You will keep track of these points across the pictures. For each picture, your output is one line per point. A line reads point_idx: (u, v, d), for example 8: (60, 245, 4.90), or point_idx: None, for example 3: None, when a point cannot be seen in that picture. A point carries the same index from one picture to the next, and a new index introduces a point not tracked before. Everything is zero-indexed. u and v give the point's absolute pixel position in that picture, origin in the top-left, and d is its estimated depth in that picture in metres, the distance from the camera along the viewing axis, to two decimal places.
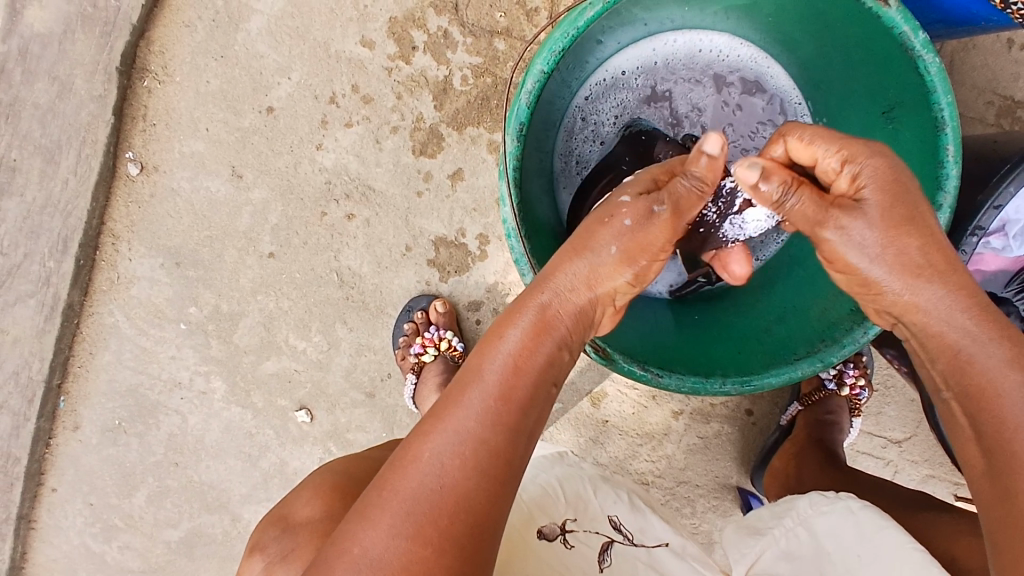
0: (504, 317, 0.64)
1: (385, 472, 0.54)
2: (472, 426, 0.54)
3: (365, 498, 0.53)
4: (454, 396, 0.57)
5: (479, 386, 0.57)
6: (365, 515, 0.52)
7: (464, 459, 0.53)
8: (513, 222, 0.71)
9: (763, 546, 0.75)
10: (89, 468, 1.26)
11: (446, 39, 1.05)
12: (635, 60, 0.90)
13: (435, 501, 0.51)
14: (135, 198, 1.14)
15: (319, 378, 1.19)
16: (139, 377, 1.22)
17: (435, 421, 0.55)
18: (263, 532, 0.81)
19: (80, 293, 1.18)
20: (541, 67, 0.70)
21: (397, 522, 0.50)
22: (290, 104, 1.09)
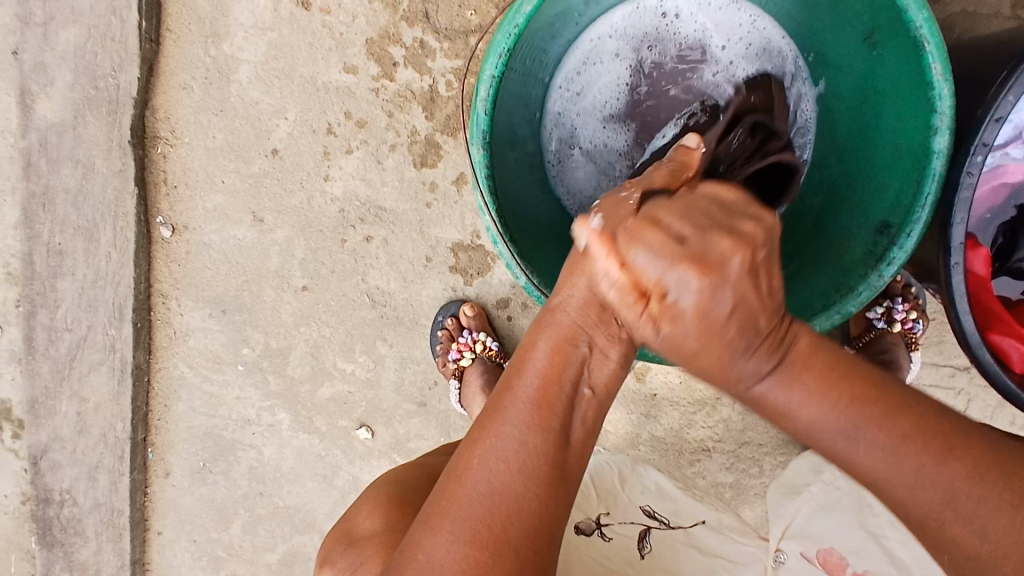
0: (530, 331, 0.57)
1: (444, 480, 0.54)
2: (516, 433, 0.52)
3: (428, 507, 0.53)
4: (495, 403, 0.55)
5: (515, 396, 0.54)
6: (430, 523, 0.52)
7: (514, 471, 0.51)
8: (493, 228, 0.72)
9: (799, 504, 0.83)
10: (187, 508, 1.37)
11: (423, 50, 1.06)
12: (612, 27, 0.85)
13: (494, 516, 0.51)
14: (174, 257, 1.21)
15: (372, 396, 1.24)
16: (213, 419, 1.31)
17: (478, 438, 0.53)
18: (332, 547, 0.69)
19: (144, 353, 1.27)
20: (491, 72, 0.69)
21: (456, 526, 0.51)
22: (291, 143, 1.13)
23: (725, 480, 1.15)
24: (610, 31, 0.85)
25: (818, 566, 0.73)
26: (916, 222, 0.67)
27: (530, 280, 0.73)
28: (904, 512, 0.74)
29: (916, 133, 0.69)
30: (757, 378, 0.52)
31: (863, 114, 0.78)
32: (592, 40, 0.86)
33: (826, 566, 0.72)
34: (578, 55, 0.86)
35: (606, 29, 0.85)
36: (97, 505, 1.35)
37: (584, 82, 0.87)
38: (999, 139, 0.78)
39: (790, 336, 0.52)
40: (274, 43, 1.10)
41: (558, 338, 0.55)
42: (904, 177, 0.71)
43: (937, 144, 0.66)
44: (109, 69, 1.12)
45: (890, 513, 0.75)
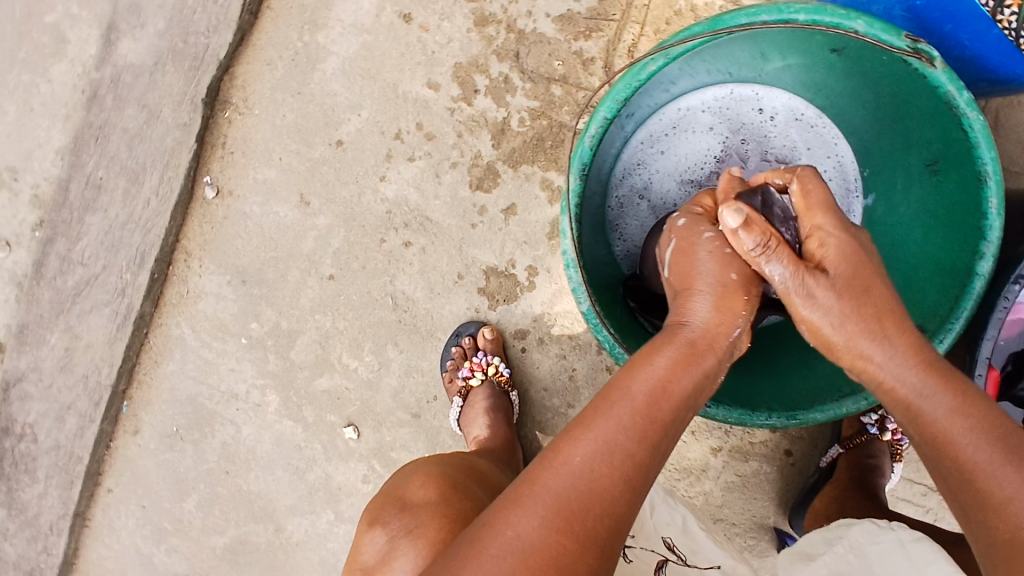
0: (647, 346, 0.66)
1: (536, 465, 0.59)
2: (619, 439, 0.58)
3: (516, 488, 0.58)
4: (600, 408, 0.60)
5: (623, 401, 0.60)
6: (518, 502, 0.57)
7: (610, 468, 0.57)
8: (572, 254, 0.76)
9: (811, 569, 0.80)
10: (144, 470, 1.34)
11: (506, 84, 1.11)
12: (709, 102, 0.94)
13: (584, 496, 0.56)
14: (209, 219, 1.22)
15: (369, 397, 1.25)
16: (199, 387, 1.29)
17: (583, 428, 0.59)
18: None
19: (151, 305, 1.26)
20: (604, 113, 0.74)
21: (547, 513, 0.55)
22: (358, 139, 1.17)
23: None
24: (701, 105, 0.94)
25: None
26: (950, 332, 0.74)
27: (593, 306, 0.77)
28: None
29: (963, 256, 0.77)
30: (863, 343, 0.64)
31: (912, 230, 0.87)
32: (683, 108, 0.94)
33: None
34: (667, 117, 0.94)
35: (699, 103, 0.94)
36: (56, 447, 1.32)
37: (667, 142, 0.95)
38: None
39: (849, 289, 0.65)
40: (367, 45, 1.16)
41: (676, 353, 0.64)
42: (944, 291, 0.80)
43: (979, 267, 0.73)
44: (203, 29, 1.17)
45: None
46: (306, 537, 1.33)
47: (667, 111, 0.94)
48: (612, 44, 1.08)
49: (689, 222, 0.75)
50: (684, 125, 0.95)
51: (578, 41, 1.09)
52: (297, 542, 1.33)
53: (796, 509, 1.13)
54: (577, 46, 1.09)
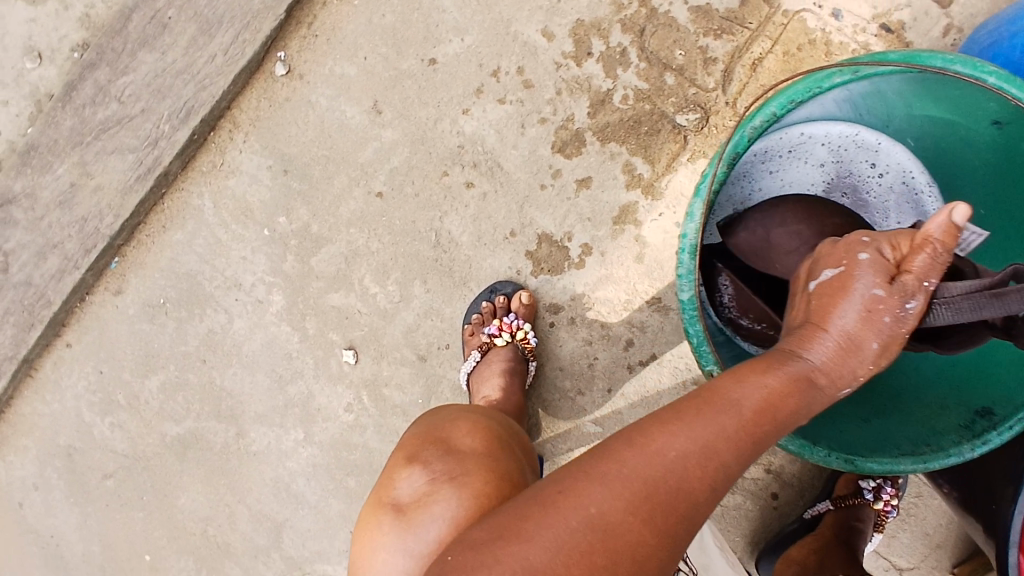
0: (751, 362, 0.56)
1: (618, 440, 0.49)
2: (723, 446, 0.48)
3: (592, 459, 0.48)
4: (702, 404, 0.50)
5: (731, 407, 0.50)
6: (593, 474, 0.47)
7: (707, 471, 0.47)
8: (693, 239, 0.72)
9: None
10: (113, 335, 1.25)
11: (621, 56, 1.08)
12: (831, 135, 0.90)
13: (675, 489, 0.46)
14: (269, 96, 1.15)
15: (378, 326, 1.20)
16: (202, 266, 1.21)
17: (679, 419, 0.49)
18: (421, 445, 0.64)
19: (179, 166, 1.17)
20: (773, 109, 0.70)
21: (628, 495, 0.46)
22: (453, 63, 1.12)
23: None
24: (822, 137, 0.91)
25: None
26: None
27: (696, 298, 0.73)
28: None
29: None
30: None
31: None
32: (805, 135, 0.90)
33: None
34: (787, 139, 0.90)
35: (822, 134, 0.90)
36: (27, 283, 1.22)
37: (776, 162, 0.92)
38: None
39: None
40: None
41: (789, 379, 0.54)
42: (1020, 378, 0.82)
43: None
44: None
45: None
46: (266, 450, 1.27)
47: (790, 133, 0.90)
48: (738, 50, 1.06)
49: (871, 256, 0.60)
50: (799, 151, 0.92)
51: (706, 37, 1.07)
52: (255, 452, 1.27)
53: (768, 552, 1.14)
54: (703, 41, 1.07)
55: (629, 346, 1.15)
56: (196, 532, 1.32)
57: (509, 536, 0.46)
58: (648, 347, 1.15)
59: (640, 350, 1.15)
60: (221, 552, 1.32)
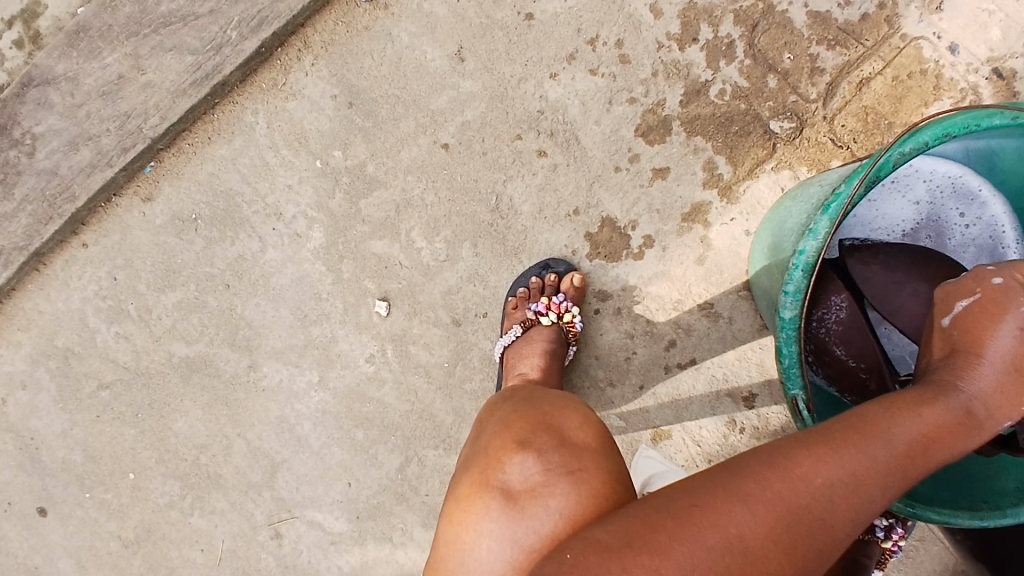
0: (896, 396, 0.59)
1: (766, 460, 0.51)
2: (869, 475, 0.50)
3: (739, 475, 0.50)
4: (850, 435, 0.52)
5: (881, 439, 0.53)
6: (737, 492, 0.49)
7: (850, 504, 0.49)
8: (812, 255, 0.68)
9: None
10: (135, 243, 1.18)
11: (727, 49, 1.04)
12: (937, 175, 0.89)
13: (818, 517, 0.48)
14: (349, 21, 1.08)
15: (417, 282, 1.15)
16: (243, 186, 1.14)
17: (825, 448, 0.51)
18: (532, 432, 0.67)
19: (239, 77, 1.10)
20: (926, 138, 0.67)
21: (771, 517, 0.48)
22: (550, 23, 1.06)
23: None
24: (927, 174, 0.89)
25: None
26: None
27: (798, 318, 0.70)
28: None
29: None
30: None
31: None
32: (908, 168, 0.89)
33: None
34: None
35: (924, 171, 0.89)
36: (53, 171, 1.16)
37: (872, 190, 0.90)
38: None
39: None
40: None
41: (938, 420, 0.57)
42: None
43: None
44: None
45: None
46: (275, 388, 1.21)
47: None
48: (848, 65, 1.02)
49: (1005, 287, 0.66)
50: (901, 185, 0.90)
51: (817, 45, 1.03)
52: (263, 389, 1.22)
53: None
54: (814, 49, 1.03)
55: (671, 347, 1.11)
56: (186, 460, 1.26)
57: (640, 547, 0.47)
58: (689, 351, 1.10)
59: (681, 352, 1.11)
60: (210, 483, 1.25)
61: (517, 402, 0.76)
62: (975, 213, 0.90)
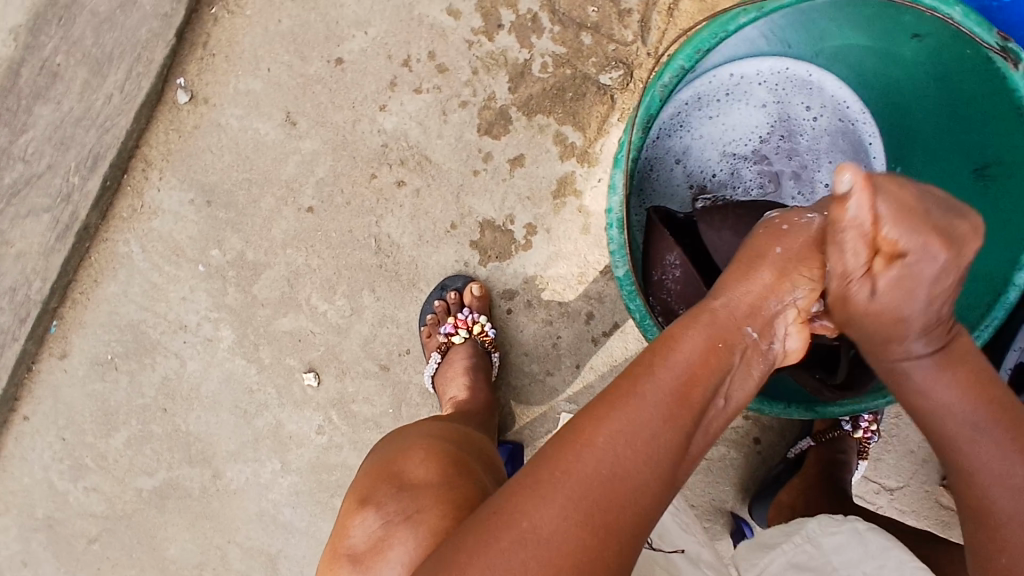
0: (676, 322, 0.57)
1: (557, 442, 0.51)
2: (651, 420, 0.50)
3: (534, 467, 0.50)
4: (629, 386, 0.52)
5: (657, 382, 0.52)
6: (532, 487, 0.49)
7: (642, 458, 0.50)
8: (619, 212, 0.68)
9: (773, 555, 0.81)
10: (69, 400, 1.20)
11: (533, 23, 1.03)
12: (763, 73, 0.89)
13: (609, 483, 0.48)
14: (176, 126, 1.09)
15: (335, 343, 1.16)
16: (143, 312, 1.16)
17: (604, 408, 0.51)
18: (374, 482, 0.65)
19: (98, 216, 1.11)
20: (681, 62, 0.67)
21: (568, 501, 0.48)
22: (361, 59, 1.06)
23: None
24: (755, 76, 0.89)
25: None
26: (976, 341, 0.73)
27: (632, 272, 0.70)
28: None
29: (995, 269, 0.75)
30: (917, 355, 0.59)
31: None
32: (735, 74, 0.88)
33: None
34: (717, 81, 0.88)
35: (752, 72, 0.89)
36: None
37: (708, 105, 0.89)
38: None
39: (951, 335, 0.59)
40: None
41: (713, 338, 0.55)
42: (976, 306, 0.77)
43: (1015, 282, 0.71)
44: None
45: None
46: (245, 487, 1.23)
47: (718, 76, 0.88)
48: None
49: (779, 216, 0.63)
50: (729, 96, 0.90)
51: None
52: (235, 491, 1.23)
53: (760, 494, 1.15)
54: None
55: (591, 318, 1.11)
56: None
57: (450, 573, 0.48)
58: (609, 317, 1.11)
59: (602, 320, 1.11)
60: None
61: (380, 447, 0.73)
62: (817, 101, 0.91)
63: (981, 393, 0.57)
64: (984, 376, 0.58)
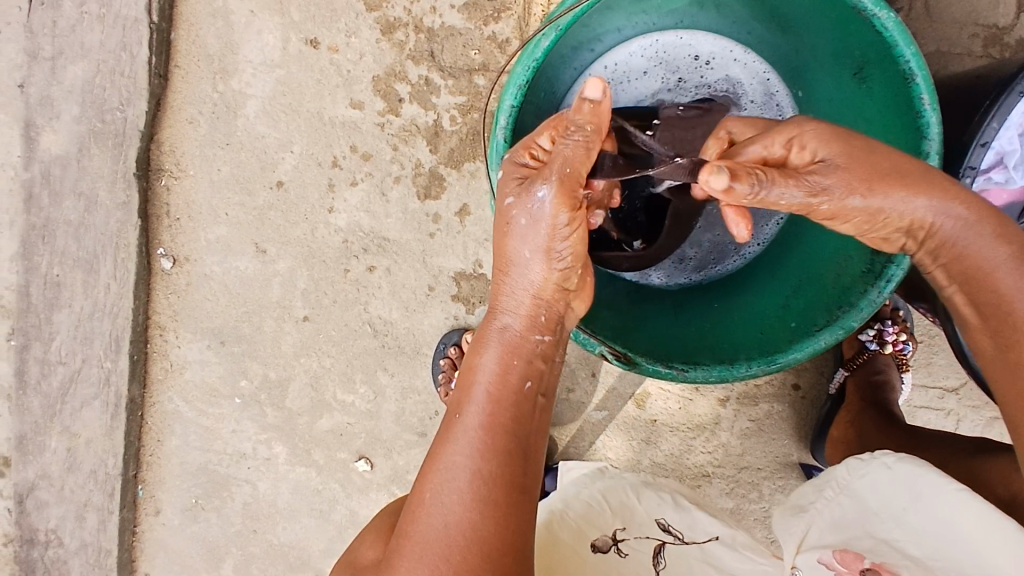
0: (474, 349, 0.70)
1: (407, 513, 0.64)
2: (463, 461, 0.62)
3: (398, 541, 0.62)
4: (447, 433, 0.65)
5: (463, 424, 0.64)
6: (399, 557, 0.61)
7: (469, 496, 0.60)
8: None
9: (808, 520, 0.74)
10: (176, 547, 1.30)
11: (428, 86, 1.10)
12: (635, 55, 0.93)
13: (452, 528, 0.60)
14: (173, 289, 1.21)
15: (372, 427, 1.23)
16: (207, 454, 1.27)
17: (434, 462, 0.64)
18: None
19: (140, 387, 1.25)
20: (510, 102, 0.73)
21: (420, 561, 0.59)
22: (297, 176, 1.15)
23: (726, 505, 1.18)
24: (630, 59, 0.93)
25: (836, 566, 0.66)
26: None
27: None
28: (915, 521, 0.66)
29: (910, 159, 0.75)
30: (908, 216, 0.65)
31: None
32: (608, 66, 0.93)
33: (845, 565, 0.65)
34: (597, 78, 0.93)
35: (626, 56, 0.93)
36: (83, 545, 1.29)
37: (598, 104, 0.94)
38: (983, 166, 0.81)
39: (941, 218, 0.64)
40: (282, 80, 1.13)
41: (502, 351, 0.68)
42: None
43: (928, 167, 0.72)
44: (117, 103, 1.14)
45: (902, 523, 0.67)
46: None
47: (596, 73, 0.92)
48: (522, 20, 1.07)
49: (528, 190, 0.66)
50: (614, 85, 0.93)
51: (488, 25, 1.08)
52: None
53: (817, 441, 1.11)
54: (488, 30, 1.08)
55: None
56: None
57: None
58: None
59: None
60: None
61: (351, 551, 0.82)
62: (696, 59, 0.94)
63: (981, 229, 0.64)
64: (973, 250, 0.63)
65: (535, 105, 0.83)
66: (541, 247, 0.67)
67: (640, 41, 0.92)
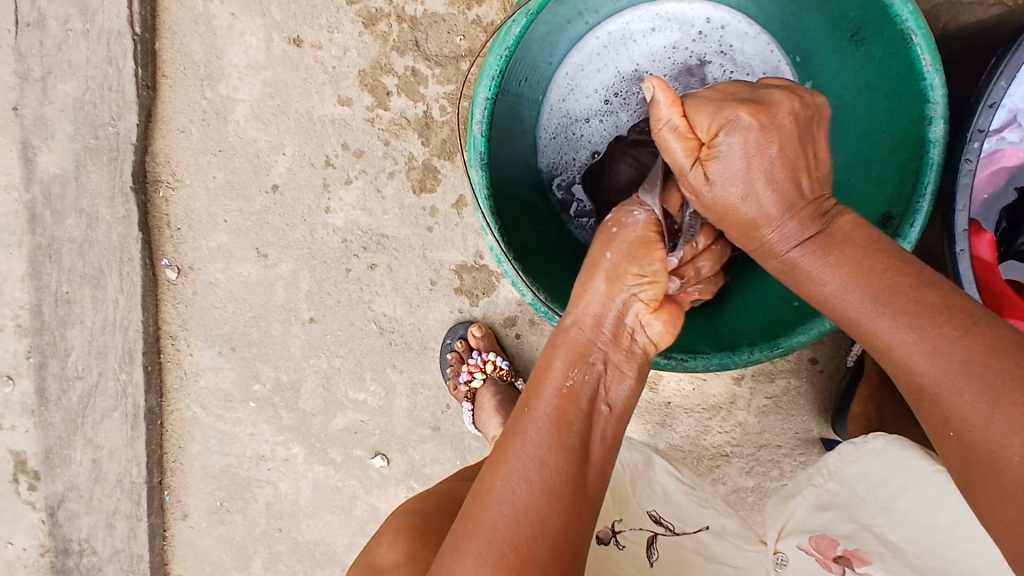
0: (543, 356, 0.63)
1: (467, 506, 0.56)
2: (535, 452, 0.55)
3: (454, 532, 0.55)
4: (516, 427, 0.58)
5: (535, 415, 0.58)
6: (456, 548, 0.53)
7: (541, 488, 0.54)
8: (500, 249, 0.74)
9: (794, 507, 0.82)
10: (205, 549, 1.33)
11: (415, 77, 1.08)
12: (624, 32, 0.89)
13: (524, 522, 0.52)
14: (180, 298, 1.21)
15: (386, 423, 1.23)
16: (228, 458, 1.28)
17: (503, 453, 0.56)
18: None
19: (156, 396, 1.26)
20: (485, 94, 0.71)
21: (483, 550, 0.52)
22: (291, 178, 1.14)
23: (746, 485, 1.16)
24: (618, 36, 0.89)
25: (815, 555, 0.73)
26: (918, 212, 0.69)
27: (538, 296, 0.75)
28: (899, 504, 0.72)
29: (913, 125, 0.71)
30: (792, 246, 0.62)
31: (853, 134, 0.81)
32: (605, 40, 0.89)
33: (821, 553, 0.73)
34: (584, 58, 0.89)
35: (614, 33, 0.89)
36: (116, 551, 1.32)
37: (600, 76, 0.90)
38: (993, 126, 0.77)
39: (832, 216, 0.62)
40: (269, 81, 1.11)
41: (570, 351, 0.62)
42: (903, 171, 0.73)
43: (931, 132, 0.68)
44: (108, 118, 1.14)
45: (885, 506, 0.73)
46: None
47: (584, 52, 0.89)
48: (506, 2, 1.04)
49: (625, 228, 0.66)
50: (603, 62, 0.89)
51: (472, 10, 1.05)
52: None
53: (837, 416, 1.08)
54: (472, 14, 1.06)
55: None
56: None
57: None
58: None
59: None
60: None
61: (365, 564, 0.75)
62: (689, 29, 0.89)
63: (872, 272, 0.56)
64: (888, 244, 0.58)
65: (516, 93, 0.81)
66: (610, 281, 0.64)
67: (629, 15, 0.89)
